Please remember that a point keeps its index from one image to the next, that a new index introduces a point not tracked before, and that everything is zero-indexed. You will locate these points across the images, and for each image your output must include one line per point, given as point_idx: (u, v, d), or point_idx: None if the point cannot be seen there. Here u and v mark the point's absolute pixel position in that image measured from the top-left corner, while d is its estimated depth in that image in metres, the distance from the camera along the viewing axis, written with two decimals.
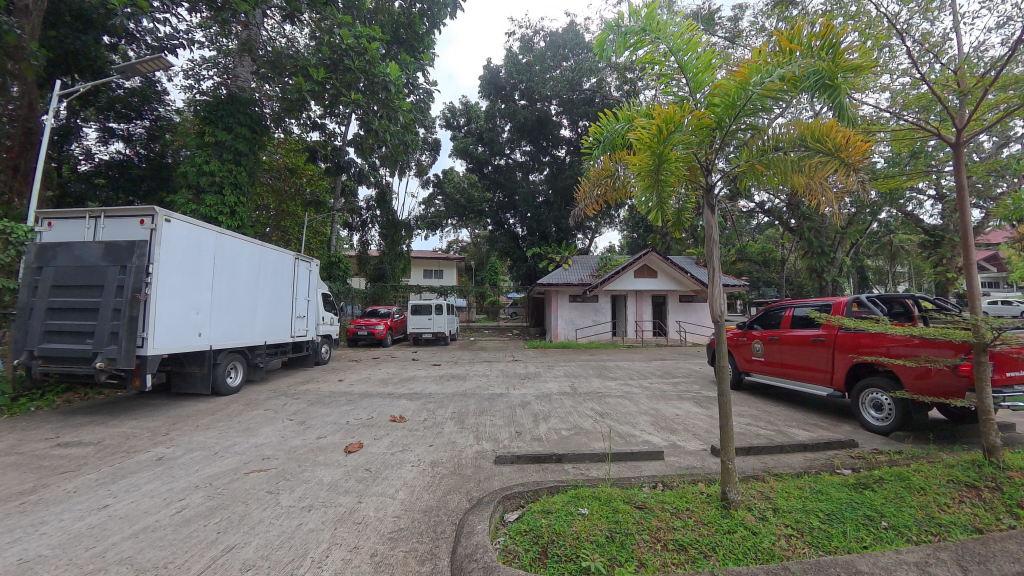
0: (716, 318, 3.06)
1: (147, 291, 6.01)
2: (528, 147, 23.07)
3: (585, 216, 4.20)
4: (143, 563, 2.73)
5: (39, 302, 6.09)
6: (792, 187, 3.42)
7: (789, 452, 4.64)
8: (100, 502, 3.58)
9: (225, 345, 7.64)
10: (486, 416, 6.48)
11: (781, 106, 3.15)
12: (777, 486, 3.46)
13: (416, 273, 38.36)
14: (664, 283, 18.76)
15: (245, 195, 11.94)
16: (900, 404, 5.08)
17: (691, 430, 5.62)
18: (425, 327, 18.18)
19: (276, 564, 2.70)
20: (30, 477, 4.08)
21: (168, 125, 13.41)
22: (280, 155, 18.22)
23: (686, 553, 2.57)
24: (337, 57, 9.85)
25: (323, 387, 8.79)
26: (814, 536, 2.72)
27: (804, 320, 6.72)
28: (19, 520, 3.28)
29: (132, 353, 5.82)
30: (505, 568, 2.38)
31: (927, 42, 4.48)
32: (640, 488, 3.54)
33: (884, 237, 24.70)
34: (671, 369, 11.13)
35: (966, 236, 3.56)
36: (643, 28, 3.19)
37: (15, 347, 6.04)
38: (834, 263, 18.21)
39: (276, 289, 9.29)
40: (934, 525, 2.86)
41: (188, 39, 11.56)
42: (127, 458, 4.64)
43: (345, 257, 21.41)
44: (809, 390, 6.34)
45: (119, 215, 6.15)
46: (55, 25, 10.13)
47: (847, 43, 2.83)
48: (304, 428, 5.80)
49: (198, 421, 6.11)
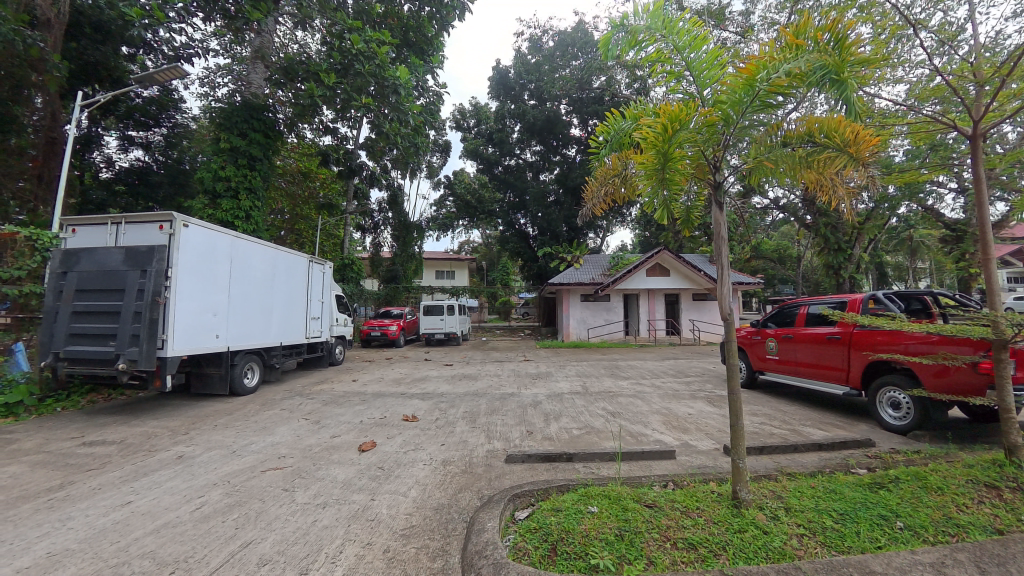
0: (725, 317, 3.04)
1: (166, 295, 6.17)
2: (538, 147, 23.10)
3: (593, 215, 4.21)
4: (165, 557, 2.82)
5: (64, 306, 6.26)
6: (804, 183, 3.41)
7: (803, 451, 4.58)
8: (123, 498, 3.70)
9: (242, 346, 7.79)
10: (497, 415, 6.51)
11: (793, 100, 3.14)
12: (791, 486, 3.42)
13: (428, 273, 38.80)
14: (677, 282, 18.54)
15: (260, 199, 12.21)
16: (917, 402, 4.98)
17: (702, 429, 5.58)
18: (437, 327, 18.33)
19: (292, 560, 2.76)
20: (57, 475, 4.23)
21: (185, 132, 13.79)
22: (293, 159, 18.53)
23: (696, 552, 2.57)
24: (347, 62, 9.97)
25: (337, 388, 8.91)
26: (827, 536, 2.69)
27: (819, 318, 6.62)
28: (49, 515, 3.41)
29: (151, 355, 5.97)
30: (515, 566, 2.40)
31: (945, 33, 4.40)
32: (650, 487, 3.54)
33: (904, 233, 24.08)
34: (684, 368, 11.01)
35: (985, 231, 3.51)
36: (649, 26, 3.19)
37: (42, 349, 6.24)
38: (852, 261, 17.97)
39: (290, 290, 9.42)
40: (953, 526, 2.80)
41: (203, 48, 11.83)
42: (149, 456, 4.78)
43: (358, 259, 21.63)
44: (825, 389, 6.24)
45: (140, 220, 6.40)
46: (76, 37, 10.47)
47: (858, 38, 2.80)
48: (318, 427, 5.92)
49: (216, 421, 6.25)
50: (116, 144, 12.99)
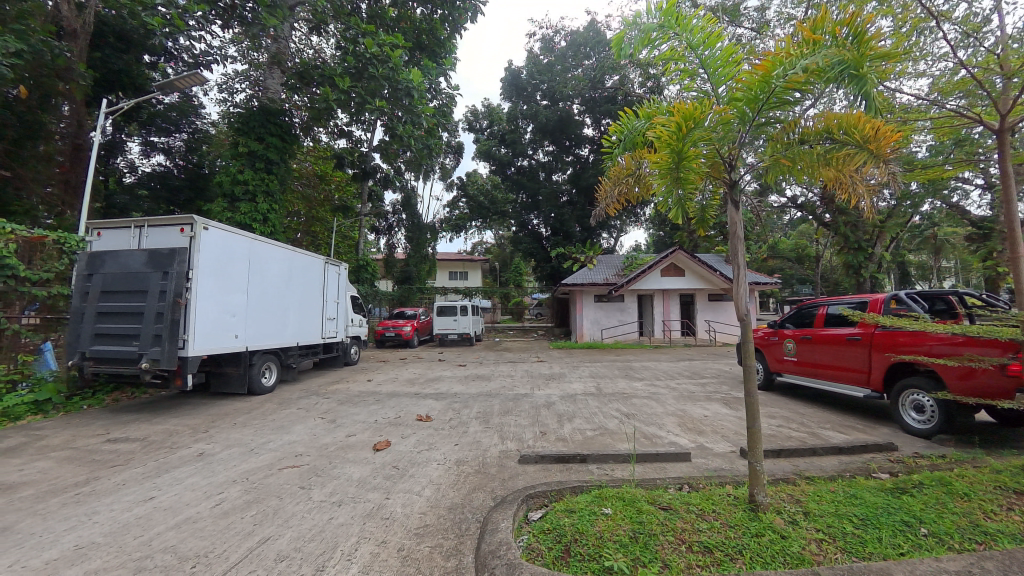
0: (742, 317, 2.99)
1: (186, 296, 6.32)
2: (550, 147, 23.02)
3: (606, 215, 4.18)
4: (185, 551, 2.89)
5: (89, 307, 6.44)
6: (822, 180, 3.34)
7: (823, 454, 4.49)
8: (145, 494, 3.79)
9: (259, 346, 7.93)
10: (511, 416, 6.52)
11: (810, 96, 3.08)
12: (809, 490, 3.36)
13: (442, 274, 39.06)
14: (692, 282, 18.33)
15: (277, 202, 12.42)
16: (942, 405, 4.85)
17: (718, 431, 5.50)
18: (450, 328, 18.43)
19: (308, 556, 2.80)
20: (83, 470, 4.35)
21: (205, 137, 14.12)
22: (309, 163, 18.83)
23: (712, 556, 2.53)
24: (361, 66, 10.12)
25: (352, 387, 9.01)
26: (847, 542, 2.63)
27: (839, 319, 6.49)
28: (75, 509, 3.52)
29: (173, 355, 6.11)
30: (528, 567, 2.39)
31: (970, 25, 4.28)
32: (665, 490, 3.51)
33: (928, 231, 23.44)
34: (700, 370, 10.87)
35: (1012, 228, 3.41)
36: (662, 23, 3.16)
37: (68, 349, 6.44)
38: (873, 260, 17.55)
39: (306, 291, 9.56)
40: (979, 534, 2.71)
41: (222, 55, 12.09)
42: (170, 453, 4.90)
43: (372, 260, 21.87)
44: (845, 391, 6.10)
45: (162, 223, 6.56)
46: (100, 47, 10.80)
47: (878, 31, 2.74)
48: (334, 426, 5.99)
49: (235, 420, 6.38)
50: (139, 149, 13.42)
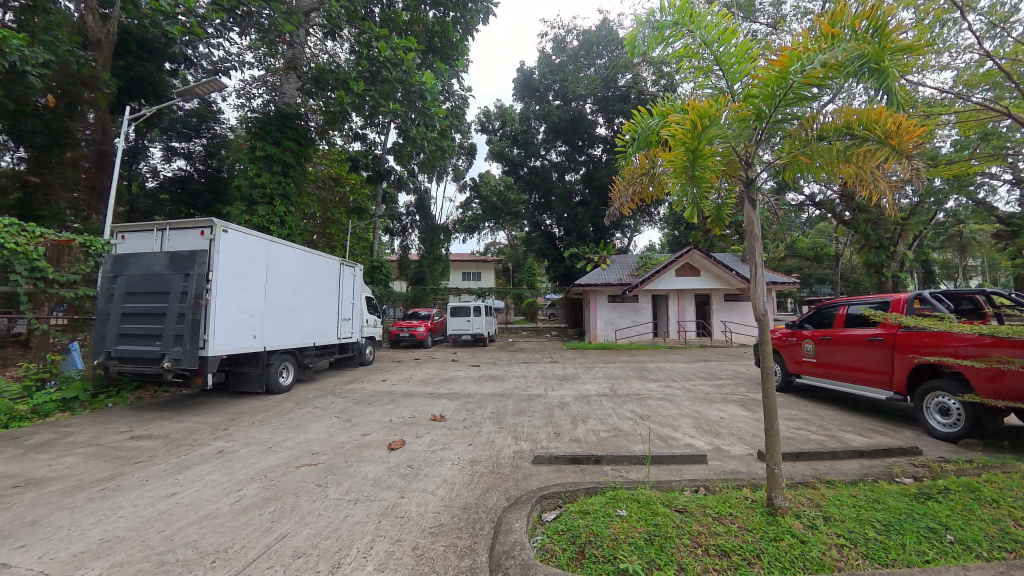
0: (759, 317, 2.95)
1: (207, 297, 6.46)
2: (563, 147, 22.94)
3: (620, 215, 4.15)
4: (206, 546, 2.95)
5: (114, 308, 6.63)
6: (842, 177, 3.26)
7: (843, 458, 4.39)
8: (168, 490, 3.89)
9: (276, 346, 8.06)
10: (524, 416, 6.52)
11: (829, 91, 3.02)
12: (829, 494, 3.29)
13: (456, 275, 39.24)
14: (707, 282, 18.10)
15: (293, 205, 12.62)
16: (968, 408, 4.71)
17: (734, 433, 5.43)
18: (464, 328, 18.50)
19: (325, 553, 2.83)
20: (108, 466, 4.48)
21: (223, 142, 14.42)
22: (325, 166, 19.09)
23: (729, 559, 2.49)
24: (375, 69, 10.31)
25: (367, 387, 9.11)
26: (869, 548, 2.57)
27: (860, 319, 6.34)
28: (101, 503, 3.63)
29: (194, 355, 6.26)
30: (543, 567, 2.38)
31: (996, 15, 4.16)
32: (680, 492, 3.47)
33: (953, 229, 22.79)
34: (716, 371, 10.72)
35: None
36: (676, 20, 3.12)
37: (94, 349, 6.63)
38: (895, 258, 17.11)
39: (322, 292, 9.69)
40: (1009, 542, 2.62)
41: (240, 61, 12.33)
42: (191, 450, 5.01)
43: (386, 261, 22.07)
44: (867, 393, 5.96)
45: (183, 226, 6.72)
46: (123, 55, 11.10)
47: (899, 23, 2.67)
48: (350, 426, 6.06)
49: (253, 418, 6.50)
50: (161, 155, 13.75)
